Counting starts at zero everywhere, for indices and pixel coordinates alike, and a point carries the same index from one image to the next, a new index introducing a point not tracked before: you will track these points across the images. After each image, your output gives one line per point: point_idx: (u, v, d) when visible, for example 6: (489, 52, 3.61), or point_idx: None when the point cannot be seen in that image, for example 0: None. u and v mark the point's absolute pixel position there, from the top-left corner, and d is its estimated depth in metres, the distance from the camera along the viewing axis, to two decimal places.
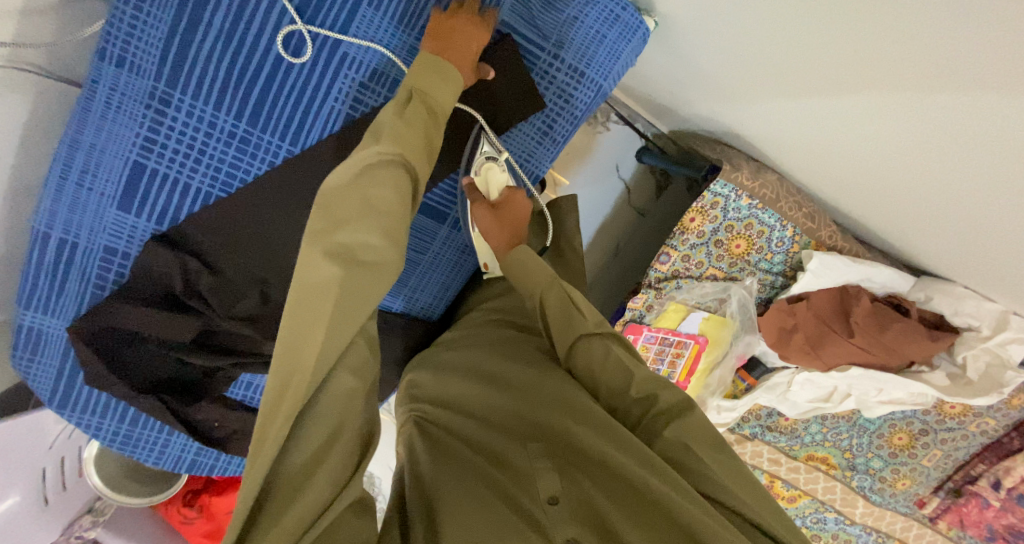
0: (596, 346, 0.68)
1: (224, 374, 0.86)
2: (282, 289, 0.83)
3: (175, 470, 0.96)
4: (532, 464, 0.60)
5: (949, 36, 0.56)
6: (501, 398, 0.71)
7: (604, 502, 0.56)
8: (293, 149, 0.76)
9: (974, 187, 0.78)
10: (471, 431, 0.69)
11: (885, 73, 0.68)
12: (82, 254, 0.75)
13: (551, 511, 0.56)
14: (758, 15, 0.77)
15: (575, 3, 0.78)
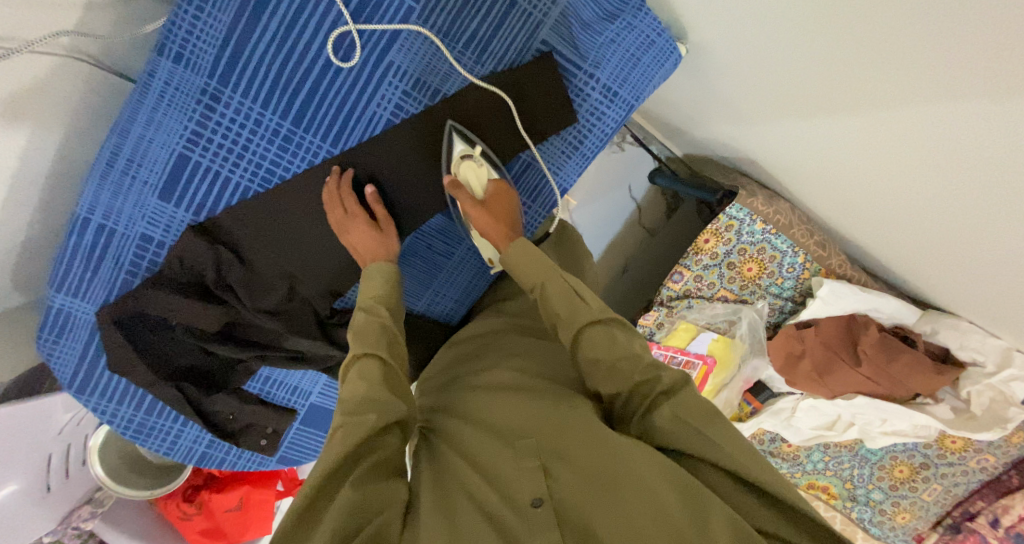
0: (598, 333, 0.68)
1: (245, 367, 0.87)
2: (310, 285, 0.85)
3: (184, 462, 0.95)
4: (518, 467, 0.61)
5: (965, 61, 0.58)
6: (496, 398, 0.72)
7: (586, 502, 0.57)
8: (333, 150, 0.78)
9: (983, 218, 0.80)
10: (464, 430, 0.69)
11: (902, 100, 0.70)
12: (119, 241, 0.77)
13: (534, 513, 0.57)
14: (787, 44, 0.79)
15: (614, 26, 0.82)
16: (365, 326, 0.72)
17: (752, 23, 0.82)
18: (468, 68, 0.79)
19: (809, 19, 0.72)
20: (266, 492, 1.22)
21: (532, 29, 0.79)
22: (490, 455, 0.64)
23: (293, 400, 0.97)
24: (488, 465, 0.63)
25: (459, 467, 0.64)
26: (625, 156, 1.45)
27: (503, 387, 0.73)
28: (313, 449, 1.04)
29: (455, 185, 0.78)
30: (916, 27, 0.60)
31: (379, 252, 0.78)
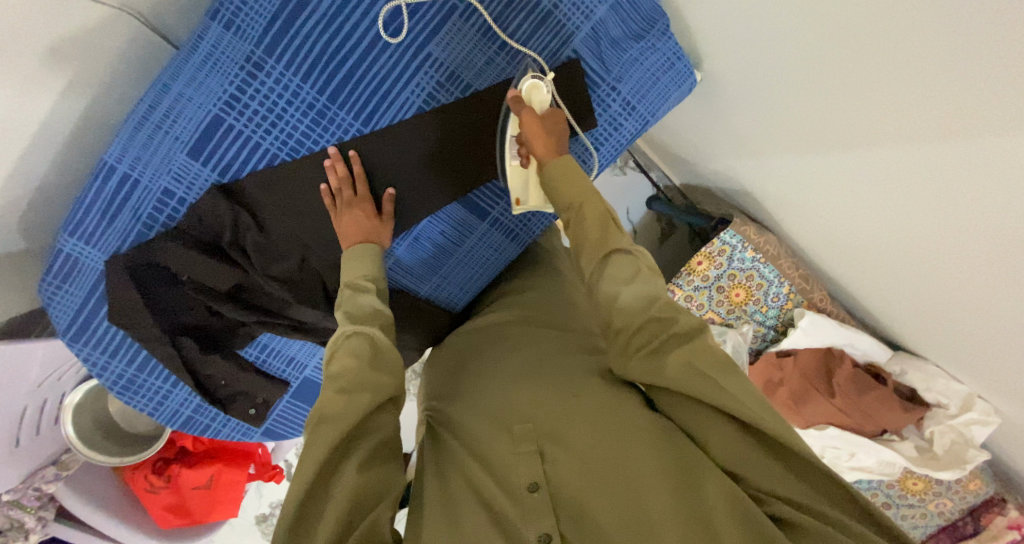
0: (625, 264, 0.68)
1: (246, 331, 0.87)
2: (321, 257, 0.87)
3: (166, 425, 0.93)
4: (515, 452, 0.62)
5: (954, 108, 0.65)
6: (498, 382, 0.73)
7: (579, 495, 0.57)
8: (363, 129, 0.81)
9: (954, 265, 0.86)
10: (465, 417, 0.70)
11: (883, 139, 0.77)
12: (141, 192, 0.77)
13: (530, 498, 0.58)
14: (795, 81, 0.85)
15: (637, 46, 0.89)
16: (350, 309, 0.72)
17: (765, 58, 0.88)
18: (500, 68, 0.84)
19: (820, 60, 0.78)
20: (237, 471, 1.19)
21: (564, 39, 0.85)
22: (488, 440, 0.64)
23: (286, 373, 0.97)
24: (487, 451, 0.63)
25: (459, 456, 0.65)
26: (628, 180, 1.52)
27: (502, 375, 0.74)
28: (298, 426, 1.03)
29: (518, 100, 0.78)
30: (917, 75, 0.66)
31: (369, 238, 0.80)
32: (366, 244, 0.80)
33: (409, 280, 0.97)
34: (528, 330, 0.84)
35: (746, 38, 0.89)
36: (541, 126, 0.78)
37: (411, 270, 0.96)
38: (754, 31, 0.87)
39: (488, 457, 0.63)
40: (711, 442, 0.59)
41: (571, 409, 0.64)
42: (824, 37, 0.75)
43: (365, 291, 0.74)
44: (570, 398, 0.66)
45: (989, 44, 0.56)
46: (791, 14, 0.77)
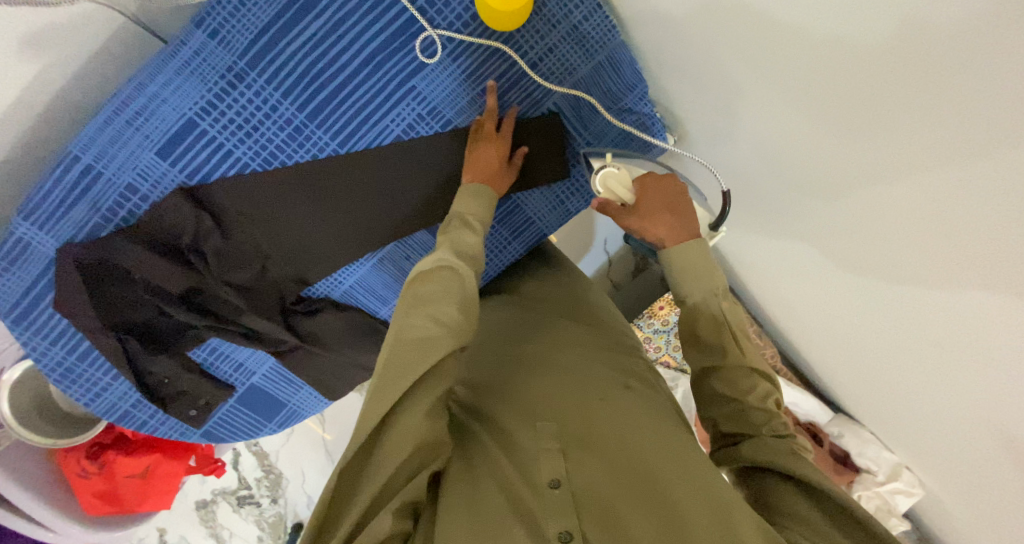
0: (744, 379, 0.71)
1: (195, 334, 0.87)
2: (281, 268, 0.87)
3: (103, 417, 0.91)
4: (539, 448, 0.61)
5: (846, 252, 0.66)
6: (527, 378, 0.73)
7: (599, 499, 0.56)
8: (339, 149, 0.81)
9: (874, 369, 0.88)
10: (488, 409, 0.70)
11: (805, 254, 0.79)
12: (103, 184, 0.76)
13: (550, 495, 0.56)
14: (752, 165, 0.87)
15: (614, 110, 0.88)
16: (456, 241, 0.70)
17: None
18: (483, 109, 0.84)
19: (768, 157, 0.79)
20: (176, 464, 1.18)
21: (547, 90, 0.86)
22: (509, 436, 0.63)
23: (233, 377, 0.95)
24: (505, 448, 0.62)
25: (477, 451, 0.64)
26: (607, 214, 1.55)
27: (521, 374, 0.74)
28: (239, 430, 1.01)
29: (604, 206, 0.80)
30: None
31: (486, 179, 0.78)
32: (484, 183, 0.77)
33: (369, 300, 0.96)
34: (554, 330, 0.83)
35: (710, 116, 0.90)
36: (639, 221, 0.77)
37: (373, 291, 0.95)
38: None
39: (507, 454, 0.62)
40: (780, 501, 0.61)
41: (595, 413, 0.65)
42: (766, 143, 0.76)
43: (473, 228, 0.72)
44: (594, 401, 0.66)
45: (881, 210, 0.57)
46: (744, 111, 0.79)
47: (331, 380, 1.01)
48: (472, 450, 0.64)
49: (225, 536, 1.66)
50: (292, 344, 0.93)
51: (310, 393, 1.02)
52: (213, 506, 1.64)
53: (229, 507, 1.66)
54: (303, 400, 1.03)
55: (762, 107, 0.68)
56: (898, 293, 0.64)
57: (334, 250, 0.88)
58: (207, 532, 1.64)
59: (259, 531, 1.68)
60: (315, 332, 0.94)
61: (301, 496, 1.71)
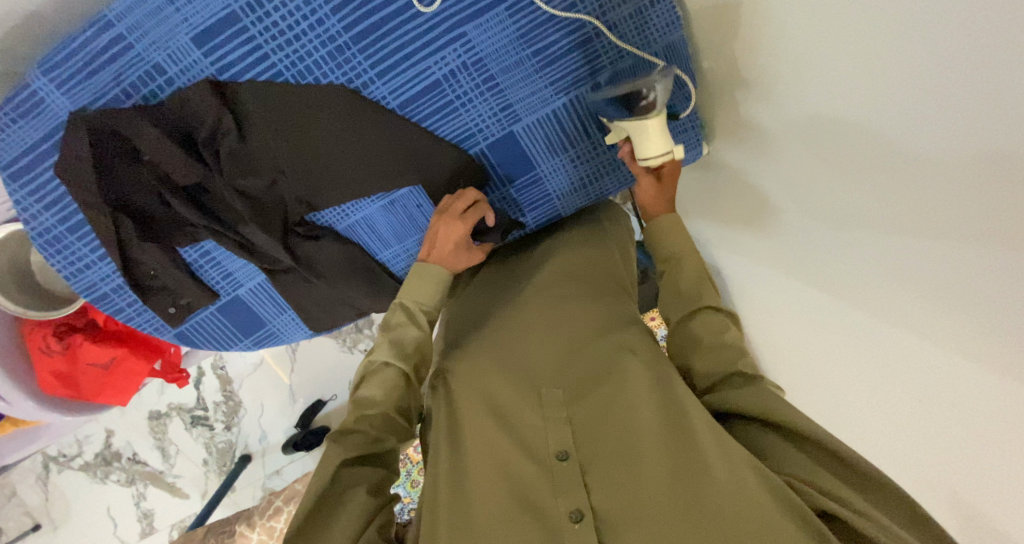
0: (715, 322, 0.71)
1: (190, 231, 0.85)
2: (292, 185, 0.85)
3: (79, 294, 0.89)
4: (545, 418, 0.66)
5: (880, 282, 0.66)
6: (526, 335, 0.75)
7: (604, 473, 0.61)
8: (374, 80, 0.80)
9: None
10: (483, 360, 0.73)
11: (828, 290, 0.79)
12: (131, 58, 0.74)
13: (561, 466, 0.62)
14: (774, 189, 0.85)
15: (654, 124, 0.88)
16: (403, 335, 0.73)
17: (761, 161, 0.87)
18: (528, 72, 0.82)
19: (804, 178, 0.77)
20: (141, 363, 1.15)
21: (594, 69, 0.83)
22: (514, 403, 0.68)
23: (219, 285, 0.94)
24: (513, 416, 0.67)
25: (476, 406, 0.69)
26: None
27: (524, 326, 0.76)
28: (214, 339, 0.99)
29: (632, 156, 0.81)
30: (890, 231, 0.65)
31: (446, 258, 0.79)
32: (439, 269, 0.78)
33: (372, 239, 0.95)
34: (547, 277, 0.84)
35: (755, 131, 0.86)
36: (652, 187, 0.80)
37: (378, 231, 0.94)
38: (759, 127, 0.85)
39: (516, 423, 0.67)
40: (750, 440, 0.62)
41: (594, 386, 0.68)
42: (815, 163, 0.73)
43: (420, 322, 0.75)
44: (594, 372, 0.70)
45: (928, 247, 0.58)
46: (797, 129, 0.75)
47: (316, 311, 1.00)
48: (482, 408, 0.68)
49: (171, 452, 1.68)
50: (285, 263, 0.91)
51: (292, 319, 1.01)
52: (166, 419, 1.67)
53: (180, 424, 1.67)
54: (283, 325, 1.01)
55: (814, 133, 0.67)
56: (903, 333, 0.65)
57: (346, 179, 0.86)
58: (153, 444, 1.67)
59: (205, 453, 1.69)
60: (310, 256, 0.92)
61: (255, 429, 1.70)
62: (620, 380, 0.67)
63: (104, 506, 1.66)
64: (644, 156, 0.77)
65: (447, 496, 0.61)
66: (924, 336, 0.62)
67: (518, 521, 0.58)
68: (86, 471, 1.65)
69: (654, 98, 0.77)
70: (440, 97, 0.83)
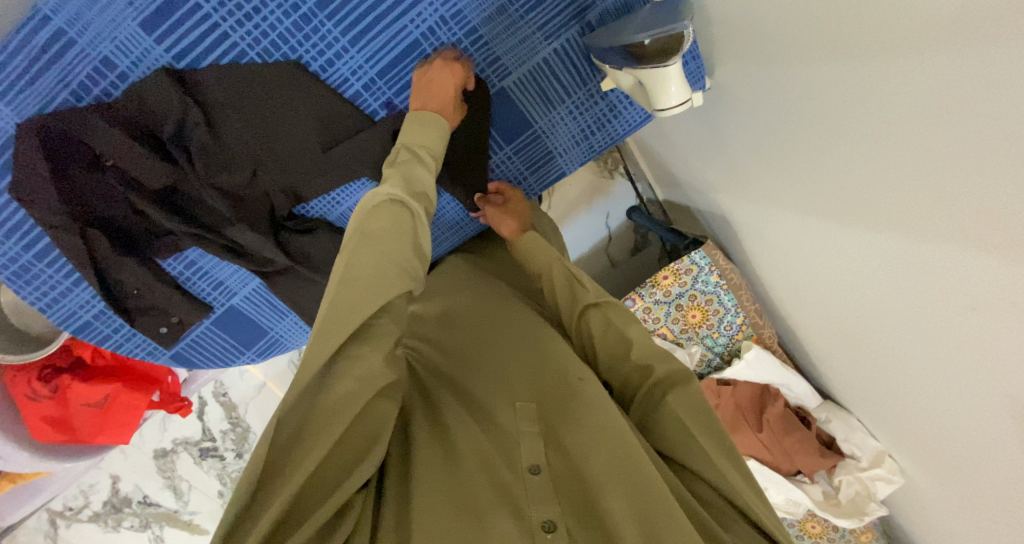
0: (594, 317, 0.67)
1: (172, 240, 0.78)
2: (274, 177, 0.78)
3: (60, 326, 0.82)
4: (520, 427, 0.57)
5: (932, 175, 0.61)
6: (503, 350, 0.68)
7: (580, 490, 0.52)
8: (349, 48, 0.73)
9: (904, 335, 0.82)
10: (461, 376, 0.66)
11: (864, 203, 0.73)
12: (75, 55, 0.67)
13: (529, 480, 0.52)
14: (787, 114, 0.80)
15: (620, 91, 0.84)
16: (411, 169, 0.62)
17: (769, 93, 0.82)
18: (511, 21, 0.76)
19: (823, 100, 0.71)
20: (139, 396, 1.08)
21: (582, 8, 0.77)
22: (492, 409, 0.59)
23: (212, 296, 0.87)
24: (495, 417, 0.58)
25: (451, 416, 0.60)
26: (613, 184, 1.49)
27: (497, 345, 0.69)
28: (215, 356, 0.92)
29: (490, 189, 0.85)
30: (921, 141, 0.60)
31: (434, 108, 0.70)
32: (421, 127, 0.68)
33: None
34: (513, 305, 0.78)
35: (759, 60, 0.81)
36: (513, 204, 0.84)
37: None
38: (764, 54, 0.79)
39: (495, 428, 0.57)
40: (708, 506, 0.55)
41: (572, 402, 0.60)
42: (833, 83, 0.68)
43: None
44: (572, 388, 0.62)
45: (971, 123, 0.53)
46: (807, 49, 0.69)
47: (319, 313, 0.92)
48: (462, 414, 0.60)
49: (183, 489, 1.60)
50: (282, 264, 0.84)
51: (296, 323, 0.93)
52: (173, 456, 1.58)
53: (189, 459, 1.59)
54: (287, 330, 0.94)
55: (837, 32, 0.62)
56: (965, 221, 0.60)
57: (336, 163, 0.79)
58: (164, 484, 1.58)
59: (219, 485, 1.62)
60: (307, 252, 0.84)
61: None
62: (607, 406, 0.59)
63: None
64: (663, 108, 0.72)
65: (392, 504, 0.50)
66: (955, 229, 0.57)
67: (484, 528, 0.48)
68: (96, 522, 1.56)
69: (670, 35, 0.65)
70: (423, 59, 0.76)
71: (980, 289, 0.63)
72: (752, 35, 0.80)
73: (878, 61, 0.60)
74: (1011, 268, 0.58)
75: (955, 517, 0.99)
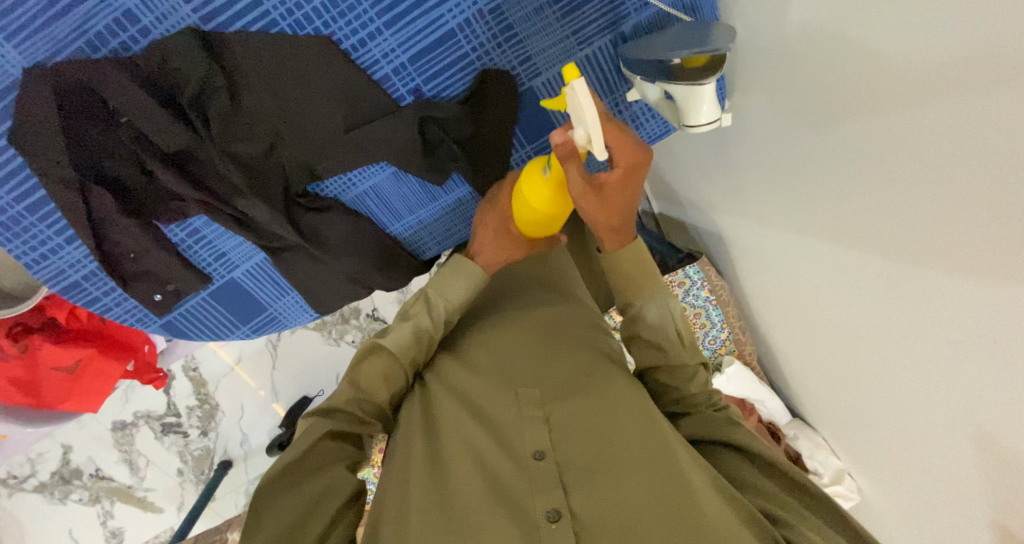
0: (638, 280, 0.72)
1: (178, 206, 0.75)
2: (292, 154, 0.76)
3: (45, 284, 0.77)
4: (520, 416, 0.61)
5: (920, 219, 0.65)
6: (507, 345, 0.72)
7: (581, 476, 0.56)
8: (382, 31, 0.72)
9: (880, 364, 0.86)
10: (463, 370, 0.69)
11: (855, 241, 0.77)
12: (95, 3, 0.63)
13: (535, 464, 0.57)
14: (790, 142, 0.81)
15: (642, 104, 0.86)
16: (418, 322, 0.70)
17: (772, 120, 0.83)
18: (548, 21, 0.76)
19: (830, 134, 0.73)
20: (112, 364, 1.02)
21: (617, 18, 0.77)
22: (494, 400, 0.64)
23: (211, 267, 0.85)
24: (493, 419, 0.62)
25: (454, 409, 0.64)
26: None
27: (501, 341, 0.73)
28: (207, 328, 0.91)
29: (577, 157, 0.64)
30: (915, 181, 0.63)
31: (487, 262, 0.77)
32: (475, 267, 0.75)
33: (382, 212, 0.88)
34: (523, 298, 0.81)
35: (767, 89, 0.82)
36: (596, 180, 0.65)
37: (388, 205, 0.88)
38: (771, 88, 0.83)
39: (496, 427, 0.61)
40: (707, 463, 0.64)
41: (572, 391, 0.64)
42: (844, 125, 0.69)
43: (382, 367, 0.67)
44: (568, 377, 0.66)
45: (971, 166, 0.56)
46: (816, 85, 0.72)
47: (324, 292, 0.92)
48: (464, 407, 0.64)
49: (140, 465, 1.52)
50: (289, 241, 0.82)
51: (295, 301, 0.93)
52: (132, 430, 1.50)
53: (150, 434, 1.51)
54: (286, 308, 0.94)
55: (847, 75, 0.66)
56: (939, 254, 0.65)
57: (357, 144, 0.77)
58: (120, 457, 1.51)
59: (180, 463, 1.55)
60: (316, 230, 0.83)
61: (234, 432, 1.56)
62: (602, 390, 0.64)
63: (67, 528, 1.51)
64: (691, 124, 0.74)
65: (420, 492, 0.56)
66: (954, 262, 0.63)
67: (495, 510, 0.53)
68: (41, 492, 1.48)
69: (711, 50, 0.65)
70: (455, 49, 0.76)
71: (958, 325, 0.67)
72: (763, 61, 0.80)
73: (885, 104, 0.63)
74: (986, 304, 0.61)
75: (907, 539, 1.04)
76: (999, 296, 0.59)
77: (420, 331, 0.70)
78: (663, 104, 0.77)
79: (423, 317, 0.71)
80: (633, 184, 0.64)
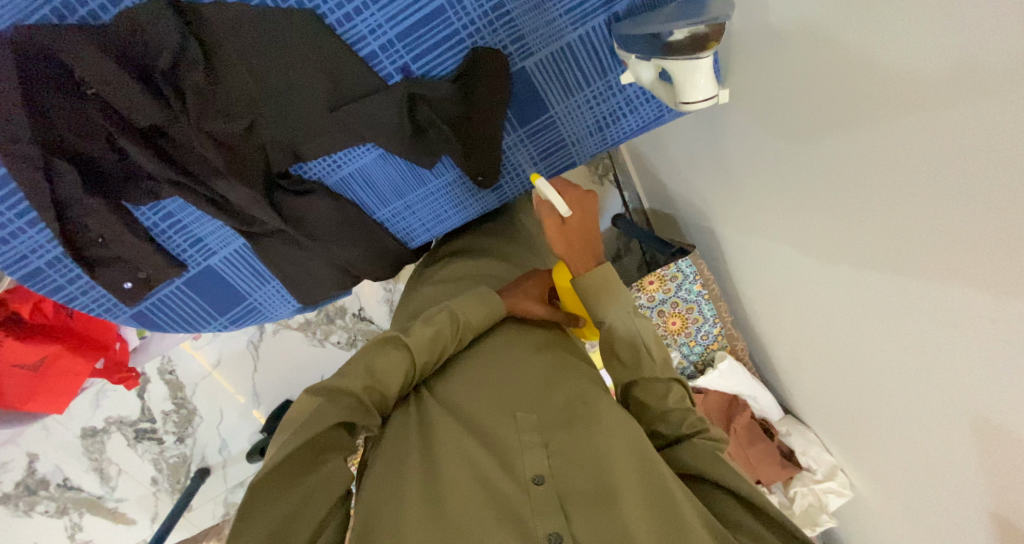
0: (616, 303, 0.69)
1: (151, 187, 0.71)
2: (274, 133, 0.72)
3: (4, 272, 0.72)
4: (519, 439, 0.58)
5: (912, 199, 0.63)
6: (504, 367, 0.69)
7: (584, 501, 0.53)
8: (367, 5, 0.68)
9: (871, 353, 0.84)
10: (461, 393, 0.66)
11: (843, 226, 0.76)
12: None
13: (534, 489, 0.54)
14: (784, 126, 0.80)
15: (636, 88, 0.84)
16: (440, 330, 0.68)
17: (766, 105, 0.81)
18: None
19: (823, 117, 0.71)
20: (80, 361, 0.97)
21: None
22: (492, 422, 0.61)
23: (187, 254, 0.81)
24: (490, 441, 0.59)
25: (451, 429, 0.60)
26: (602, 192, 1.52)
27: (499, 361, 0.70)
28: (182, 320, 0.88)
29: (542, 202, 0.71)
30: (908, 163, 0.62)
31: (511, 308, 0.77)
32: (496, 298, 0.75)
33: (369, 198, 0.85)
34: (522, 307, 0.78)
35: (757, 75, 0.80)
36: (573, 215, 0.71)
37: (376, 191, 0.85)
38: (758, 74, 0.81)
39: (494, 449, 0.58)
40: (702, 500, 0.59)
41: (572, 417, 0.62)
42: (840, 107, 0.68)
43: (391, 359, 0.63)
44: (567, 403, 0.64)
45: (968, 143, 0.54)
46: (806, 65, 0.70)
47: (305, 281, 0.88)
48: (461, 426, 0.61)
49: (111, 473, 1.45)
50: (271, 226, 0.79)
51: (276, 291, 0.90)
52: (103, 437, 1.42)
53: (122, 440, 1.44)
54: (266, 298, 0.90)
55: (839, 52, 0.64)
56: (936, 236, 0.63)
57: (342, 124, 0.73)
58: (90, 466, 1.42)
59: (154, 471, 1.48)
60: (299, 215, 0.80)
61: (213, 437, 1.50)
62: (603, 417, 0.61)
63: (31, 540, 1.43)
64: (687, 102, 0.72)
65: (415, 511, 0.52)
66: (951, 241, 0.61)
67: (492, 534, 0.50)
68: (4, 505, 1.39)
69: (711, 22, 0.63)
70: (446, 27, 0.73)
71: (955, 311, 0.65)
72: (755, 45, 0.79)
73: (877, 81, 0.61)
74: (985, 284, 0.60)
75: (900, 532, 1.02)
76: (1000, 275, 0.58)
77: (440, 332, 0.67)
78: (658, 85, 0.76)
79: (446, 327, 0.68)
80: (590, 205, 0.71)
